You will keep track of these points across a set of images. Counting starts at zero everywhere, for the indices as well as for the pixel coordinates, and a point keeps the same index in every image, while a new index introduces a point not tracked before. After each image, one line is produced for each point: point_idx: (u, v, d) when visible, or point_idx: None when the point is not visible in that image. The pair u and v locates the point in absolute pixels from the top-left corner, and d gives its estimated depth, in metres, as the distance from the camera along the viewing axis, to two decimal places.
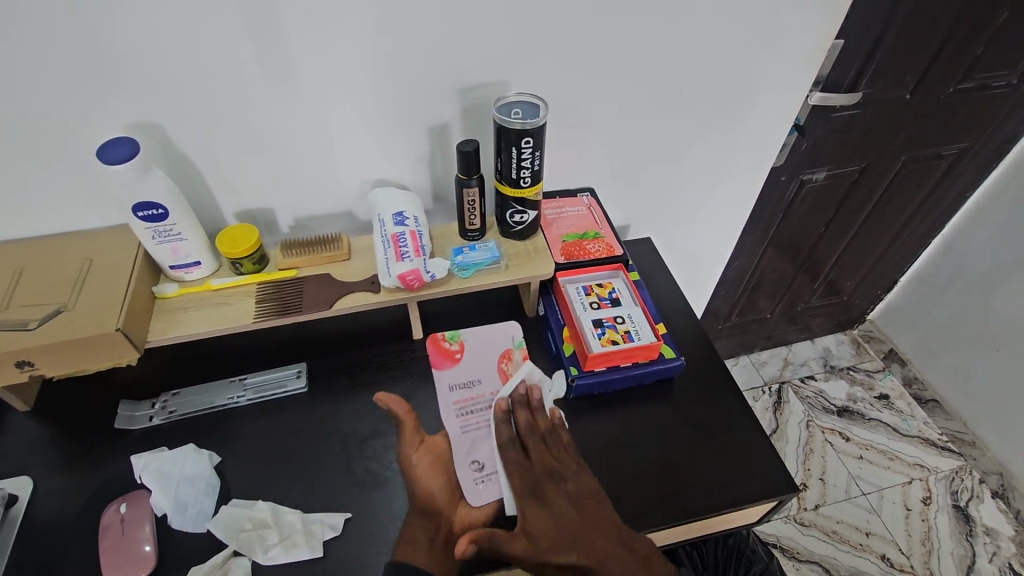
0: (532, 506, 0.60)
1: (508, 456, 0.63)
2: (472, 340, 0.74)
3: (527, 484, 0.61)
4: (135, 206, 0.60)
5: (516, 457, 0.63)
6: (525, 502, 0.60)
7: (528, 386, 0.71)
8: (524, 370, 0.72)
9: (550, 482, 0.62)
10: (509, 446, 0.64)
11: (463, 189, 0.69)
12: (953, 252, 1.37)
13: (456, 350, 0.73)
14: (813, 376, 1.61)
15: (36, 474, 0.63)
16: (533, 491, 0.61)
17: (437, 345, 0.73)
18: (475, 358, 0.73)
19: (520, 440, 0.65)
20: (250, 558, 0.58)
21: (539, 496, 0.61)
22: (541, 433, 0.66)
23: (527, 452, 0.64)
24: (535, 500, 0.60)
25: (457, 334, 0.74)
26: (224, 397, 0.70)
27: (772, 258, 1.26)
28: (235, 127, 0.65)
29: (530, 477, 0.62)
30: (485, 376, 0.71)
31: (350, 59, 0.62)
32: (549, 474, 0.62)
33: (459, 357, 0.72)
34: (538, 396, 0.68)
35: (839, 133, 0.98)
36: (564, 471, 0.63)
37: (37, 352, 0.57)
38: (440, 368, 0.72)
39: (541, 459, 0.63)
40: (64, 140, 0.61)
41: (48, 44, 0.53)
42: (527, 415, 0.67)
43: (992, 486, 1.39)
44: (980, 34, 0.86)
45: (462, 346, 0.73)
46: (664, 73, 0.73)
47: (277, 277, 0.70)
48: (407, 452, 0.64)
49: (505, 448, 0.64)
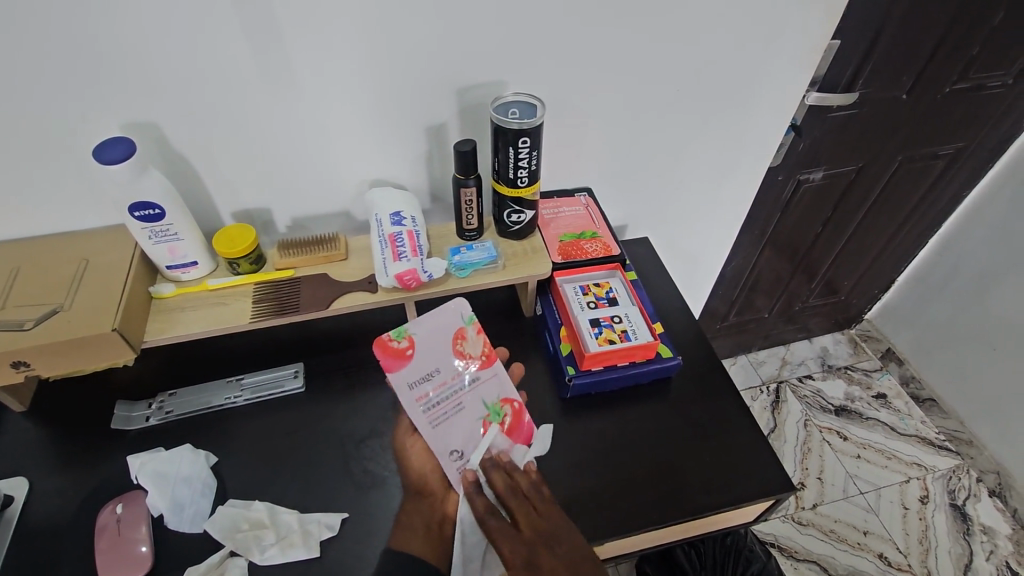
0: (520, 570, 0.54)
1: (493, 527, 0.58)
2: (421, 330, 0.65)
3: (514, 550, 0.56)
4: (131, 206, 0.59)
5: (500, 527, 0.58)
6: (514, 566, 0.55)
7: (487, 357, 0.67)
8: (480, 345, 0.67)
9: (539, 543, 0.56)
10: (488, 510, 0.59)
11: (460, 189, 0.69)
12: (950, 252, 1.38)
13: (407, 347, 0.64)
14: (811, 376, 1.61)
15: (32, 475, 0.63)
16: (520, 554, 0.56)
17: (386, 348, 0.64)
18: (427, 349, 0.65)
19: (502, 502, 0.60)
20: (247, 558, 0.57)
21: (528, 564, 0.55)
22: (523, 492, 0.60)
23: (512, 518, 0.58)
24: (527, 568, 0.54)
25: (404, 329, 0.65)
26: (221, 397, 0.70)
27: (769, 258, 1.27)
28: (232, 126, 0.64)
29: (517, 544, 0.56)
30: (444, 364, 0.65)
31: (348, 59, 0.62)
32: (539, 533, 0.57)
33: (410, 355, 0.64)
34: (510, 460, 0.63)
35: (836, 133, 0.98)
36: (556, 532, 0.57)
37: (34, 353, 0.57)
38: (394, 370, 0.64)
39: (528, 523, 0.58)
40: (61, 139, 0.61)
41: (47, 44, 0.53)
42: (507, 472, 0.62)
43: (989, 485, 1.39)
44: (976, 34, 0.87)
45: (411, 341, 0.64)
46: (661, 73, 0.73)
47: (274, 277, 0.70)
48: (399, 438, 0.65)
49: (484, 519, 0.58)
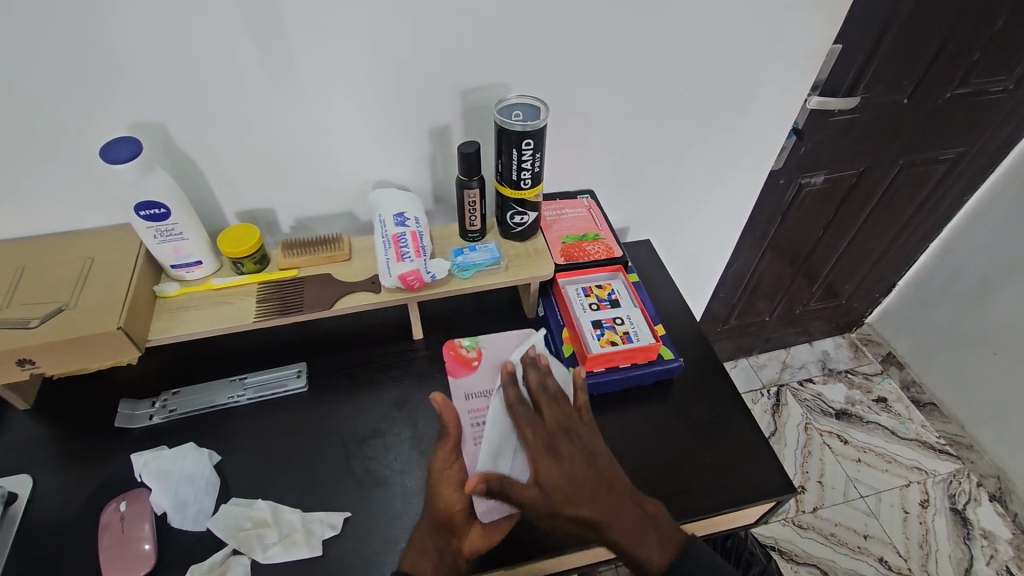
0: (540, 454, 0.58)
1: (519, 414, 0.60)
2: (490, 346, 0.68)
3: (539, 437, 0.59)
4: (136, 205, 0.60)
5: (526, 413, 0.60)
6: (534, 450, 0.58)
7: None
8: None
9: (561, 432, 0.60)
10: (519, 399, 0.61)
11: (464, 190, 0.70)
12: (950, 255, 1.38)
13: (473, 357, 0.67)
14: (811, 379, 1.62)
15: (35, 473, 0.63)
16: (542, 441, 0.59)
17: (453, 352, 0.67)
18: (494, 366, 0.67)
19: (533, 393, 0.62)
20: (250, 557, 0.58)
21: (550, 451, 0.58)
22: (552, 390, 0.62)
23: (539, 410, 0.61)
24: (548, 454, 0.58)
25: (476, 340, 0.68)
26: (224, 396, 0.70)
27: (770, 261, 1.27)
28: (237, 126, 0.65)
29: (541, 432, 0.60)
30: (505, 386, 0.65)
31: (353, 61, 0.62)
32: (562, 429, 0.60)
33: (477, 365, 0.66)
34: (548, 361, 0.64)
35: (837, 137, 0.98)
36: (576, 428, 0.61)
37: (38, 351, 0.58)
38: (457, 376, 0.66)
39: (552, 414, 0.61)
40: (68, 138, 0.61)
41: (56, 44, 0.54)
42: (541, 368, 0.63)
43: (989, 490, 1.39)
44: (977, 39, 0.87)
45: (479, 354, 0.67)
46: (663, 76, 0.74)
47: (278, 277, 0.70)
48: (436, 466, 0.60)
49: (513, 406, 0.61)
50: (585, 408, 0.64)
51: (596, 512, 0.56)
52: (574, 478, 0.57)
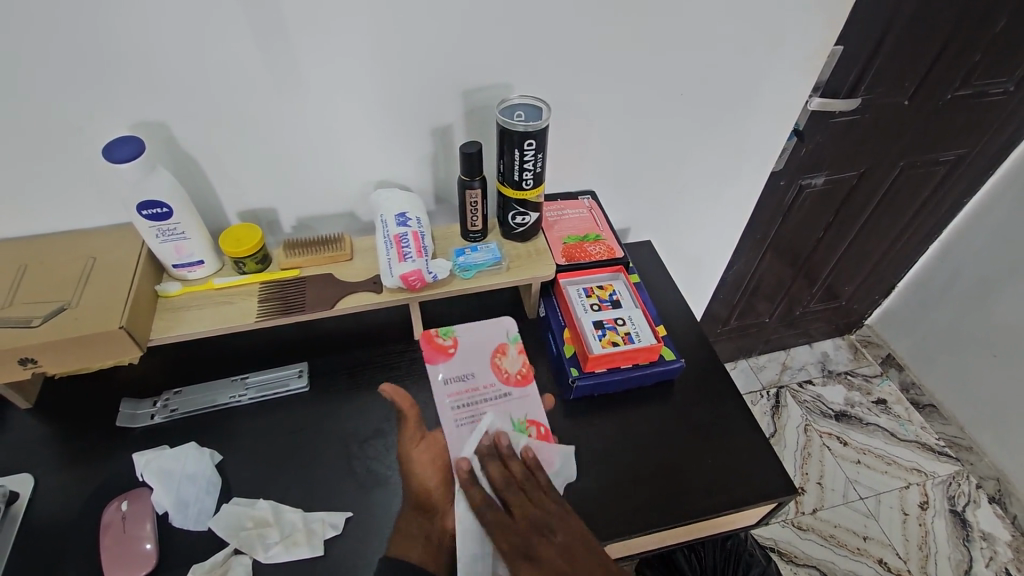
0: (518, 562, 0.56)
1: (487, 519, 0.58)
2: (466, 336, 0.74)
3: (512, 545, 0.57)
4: (139, 204, 0.60)
5: (495, 518, 0.58)
6: (512, 559, 0.56)
7: (521, 378, 0.71)
8: (518, 364, 0.73)
9: (533, 532, 0.57)
10: (481, 499, 0.59)
11: (465, 191, 0.70)
12: (950, 257, 1.38)
13: (449, 345, 0.73)
14: (811, 380, 1.62)
15: (36, 472, 0.63)
16: (516, 545, 0.57)
17: (430, 341, 0.73)
18: (469, 352, 0.73)
19: (498, 490, 0.60)
20: (251, 556, 0.58)
21: (526, 555, 0.56)
22: (517, 481, 0.61)
23: (507, 508, 0.59)
24: (524, 560, 0.56)
25: (450, 329, 0.74)
26: (225, 396, 0.70)
27: (770, 262, 1.27)
28: (239, 125, 0.65)
29: (513, 535, 0.57)
30: (480, 370, 0.72)
31: (355, 61, 0.63)
32: (533, 525, 0.58)
33: (453, 352, 0.73)
34: (506, 442, 0.64)
35: (838, 138, 0.99)
36: (547, 519, 0.58)
37: (40, 350, 0.57)
38: (434, 362, 0.72)
39: (520, 510, 0.59)
40: (70, 137, 0.61)
41: (60, 43, 0.54)
42: (502, 460, 0.63)
43: (988, 492, 1.39)
44: (977, 42, 0.87)
45: (455, 341, 0.74)
46: (664, 77, 0.74)
47: (280, 277, 0.70)
48: (407, 445, 0.66)
49: (478, 508, 0.59)
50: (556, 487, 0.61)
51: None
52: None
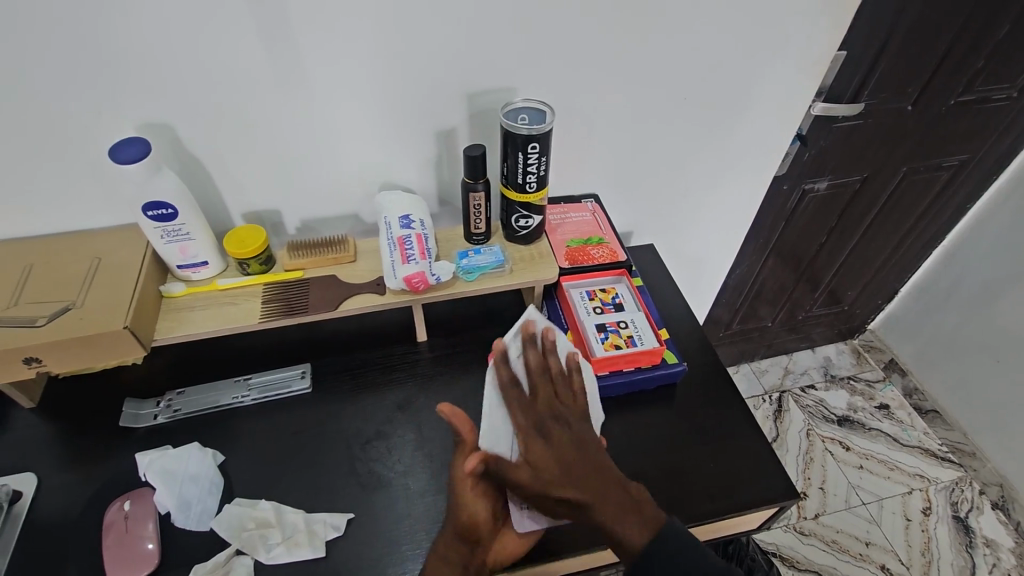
0: (530, 436, 0.58)
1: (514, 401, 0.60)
2: None
3: (530, 420, 0.59)
4: (144, 205, 0.60)
5: (518, 395, 0.60)
6: (525, 432, 0.59)
7: None
8: None
9: (551, 417, 0.59)
10: (510, 381, 0.60)
11: (469, 194, 0.70)
12: (953, 262, 1.38)
13: None
14: (813, 385, 1.61)
15: (40, 471, 0.63)
16: (532, 424, 0.59)
17: (496, 357, 0.75)
18: None
19: (530, 371, 0.61)
20: (253, 557, 0.58)
21: (539, 432, 0.58)
22: (552, 372, 0.61)
23: (532, 390, 0.60)
24: (539, 435, 0.58)
25: None
26: (229, 396, 0.70)
27: (773, 267, 1.27)
28: (244, 127, 0.65)
29: (530, 416, 0.59)
30: None
31: (361, 63, 0.63)
32: (553, 413, 0.60)
33: None
34: (554, 339, 0.62)
35: (841, 143, 0.99)
36: (567, 413, 0.60)
37: (44, 349, 0.58)
38: None
39: (545, 396, 0.60)
40: (77, 138, 0.61)
41: (68, 45, 0.55)
42: (542, 351, 0.61)
43: (992, 498, 1.38)
44: (980, 47, 0.87)
45: None
46: (668, 81, 0.74)
47: (284, 278, 0.71)
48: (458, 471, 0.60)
49: (506, 386, 0.60)
50: (584, 394, 0.62)
51: (584, 495, 0.55)
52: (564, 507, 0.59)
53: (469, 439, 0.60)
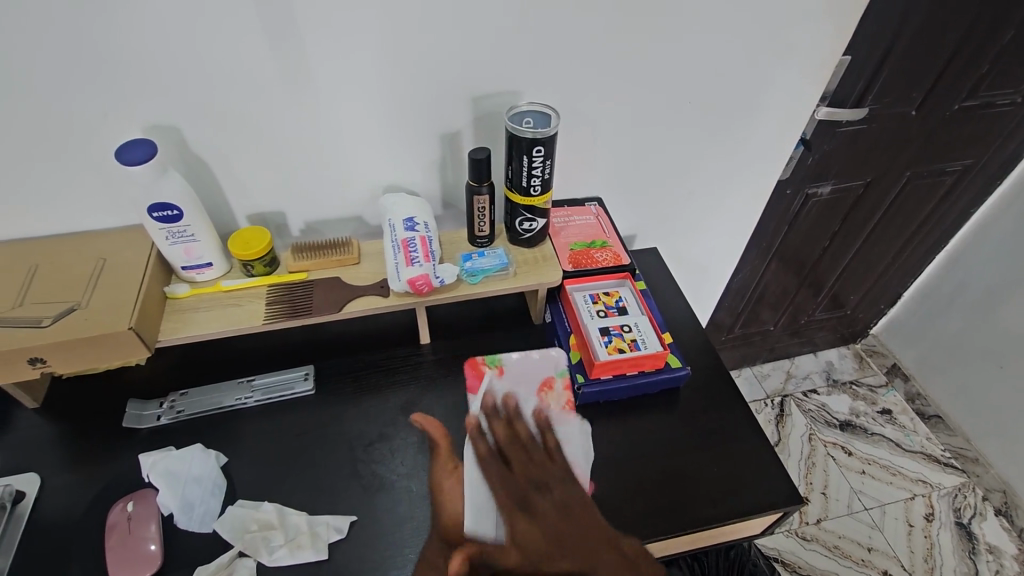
0: (514, 499, 0.62)
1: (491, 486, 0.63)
2: (512, 364, 0.74)
3: (512, 496, 0.62)
4: (149, 207, 0.60)
5: (503, 452, 0.66)
6: (509, 491, 0.63)
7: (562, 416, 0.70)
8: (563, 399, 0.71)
9: (529, 477, 0.64)
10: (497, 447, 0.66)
11: (473, 197, 0.70)
12: (956, 267, 1.38)
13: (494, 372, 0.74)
14: (815, 390, 1.61)
15: (43, 472, 0.63)
16: (516, 483, 0.63)
17: (476, 368, 0.74)
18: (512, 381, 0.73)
19: (512, 437, 0.68)
20: (256, 559, 0.58)
21: (524, 508, 0.62)
22: (524, 439, 0.68)
23: (514, 455, 0.66)
24: (523, 512, 0.62)
25: (498, 358, 0.75)
26: (232, 397, 0.70)
27: (775, 271, 1.27)
28: (250, 129, 0.65)
29: (511, 473, 0.64)
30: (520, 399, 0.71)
31: (366, 67, 0.63)
32: (533, 476, 0.65)
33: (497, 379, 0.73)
34: (514, 404, 0.70)
35: (844, 148, 0.99)
36: (544, 476, 0.65)
37: (49, 350, 0.58)
38: (476, 387, 0.72)
39: (524, 458, 0.66)
40: (83, 139, 0.62)
41: (76, 47, 0.55)
42: (508, 420, 0.69)
43: (995, 504, 1.38)
44: (984, 53, 0.87)
45: (500, 370, 0.74)
46: (673, 85, 0.74)
47: (288, 279, 0.71)
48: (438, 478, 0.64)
49: (489, 429, 0.68)
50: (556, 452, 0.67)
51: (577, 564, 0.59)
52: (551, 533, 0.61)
53: (441, 443, 0.67)
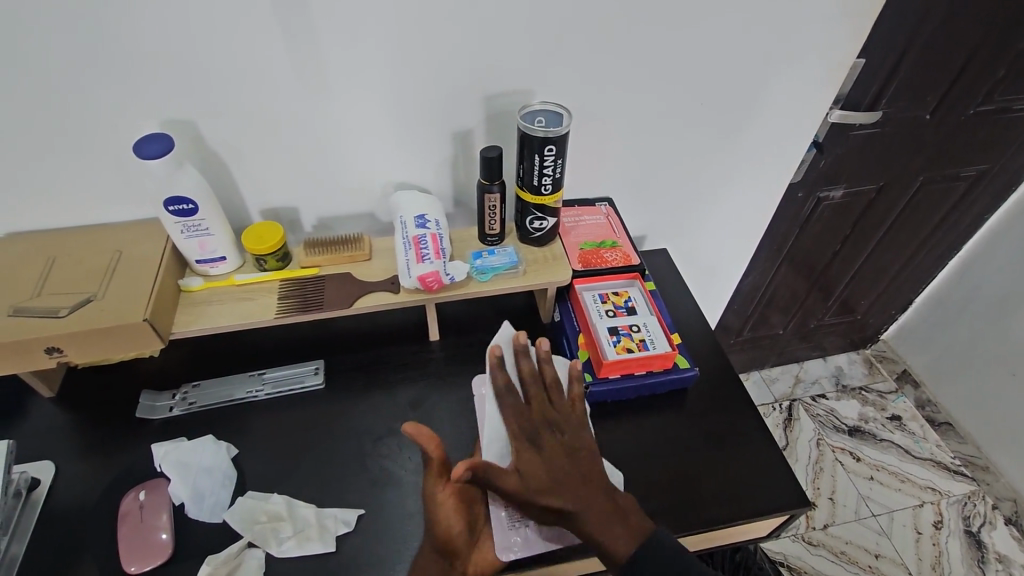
0: (522, 445, 0.60)
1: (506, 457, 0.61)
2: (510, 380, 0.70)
3: (523, 428, 0.61)
4: (165, 200, 0.61)
5: (515, 405, 0.62)
6: (518, 438, 0.60)
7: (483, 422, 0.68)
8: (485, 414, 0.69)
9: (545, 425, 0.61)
10: (507, 389, 0.63)
11: (484, 195, 0.70)
12: (970, 272, 1.36)
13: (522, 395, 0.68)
14: (824, 395, 1.60)
15: (58, 459, 0.64)
16: (525, 430, 0.61)
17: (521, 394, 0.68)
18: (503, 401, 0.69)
19: (524, 384, 0.64)
20: (265, 550, 0.58)
21: (532, 442, 0.60)
22: (546, 382, 0.65)
23: (528, 401, 0.63)
24: (530, 445, 0.60)
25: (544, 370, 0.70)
26: (243, 390, 0.71)
27: (785, 274, 1.26)
28: (264, 125, 0.66)
29: (526, 424, 0.61)
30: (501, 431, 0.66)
31: (382, 64, 0.64)
32: (548, 423, 0.62)
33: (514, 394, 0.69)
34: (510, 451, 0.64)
35: (857, 150, 0.98)
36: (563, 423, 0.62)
37: (66, 339, 0.59)
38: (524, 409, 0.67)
39: (539, 406, 0.63)
40: (104, 134, 0.63)
41: (100, 43, 0.56)
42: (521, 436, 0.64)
43: (1005, 513, 1.37)
44: (1000, 58, 0.87)
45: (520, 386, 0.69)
46: (685, 87, 0.74)
47: (300, 275, 0.71)
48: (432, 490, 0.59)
49: (501, 394, 0.63)
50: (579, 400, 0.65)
51: (568, 502, 0.56)
52: (552, 467, 0.58)
53: (436, 456, 0.58)
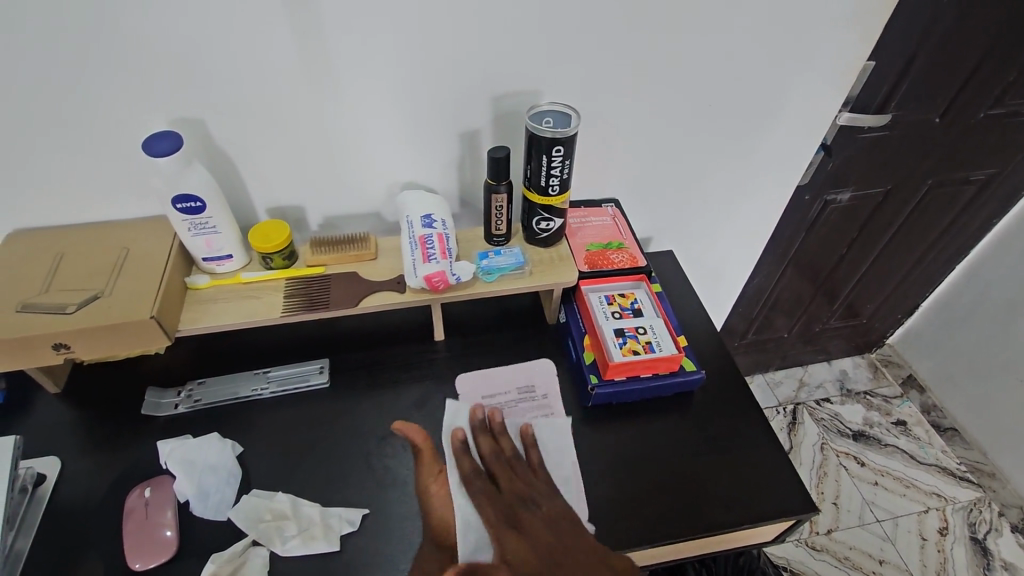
0: (503, 530, 0.57)
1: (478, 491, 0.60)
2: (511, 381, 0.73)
3: (500, 513, 0.58)
4: (173, 198, 0.61)
5: (484, 487, 0.61)
6: (496, 526, 0.57)
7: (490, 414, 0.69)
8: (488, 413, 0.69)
9: (516, 500, 0.60)
10: (473, 473, 0.62)
11: (491, 195, 0.70)
12: (977, 277, 1.35)
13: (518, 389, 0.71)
14: (828, 399, 1.59)
15: (63, 455, 0.65)
16: (503, 516, 0.58)
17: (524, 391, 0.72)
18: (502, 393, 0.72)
19: (486, 463, 0.63)
20: (269, 548, 0.58)
21: (511, 523, 0.57)
22: (506, 456, 0.64)
23: (494, 481, 0.62)
24: (509, 526, 0.57)
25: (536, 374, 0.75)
26: (248, 388, 0.71)
27: (791, 278, 1.26)
28: (273, 124, 0.66)
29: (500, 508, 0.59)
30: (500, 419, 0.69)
31: (390, 63, 0.64)
32: (521, 500, 0.60)
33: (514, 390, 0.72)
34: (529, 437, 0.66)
35: (865, 153, 0.97)
36: (536, 496, 0.60)
37: (74, 335, 0.59)
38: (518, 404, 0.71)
39: (507, 485, 0.61)
40: (113, 131, 0.63)
41: (111, 40, 0.56)
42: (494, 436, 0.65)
43: (1011, 520, 1.36)
44: (1011, 62, 0.86)
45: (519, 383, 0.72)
46: (694, 88, 0.74)
47: (306, 273, 0.71)
48: (425, 481, 0.63)
49: (469, 478, 0.61)
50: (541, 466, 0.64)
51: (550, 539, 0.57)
52: (544, 544, 0.55)
53: (424, 446, 0.66)
